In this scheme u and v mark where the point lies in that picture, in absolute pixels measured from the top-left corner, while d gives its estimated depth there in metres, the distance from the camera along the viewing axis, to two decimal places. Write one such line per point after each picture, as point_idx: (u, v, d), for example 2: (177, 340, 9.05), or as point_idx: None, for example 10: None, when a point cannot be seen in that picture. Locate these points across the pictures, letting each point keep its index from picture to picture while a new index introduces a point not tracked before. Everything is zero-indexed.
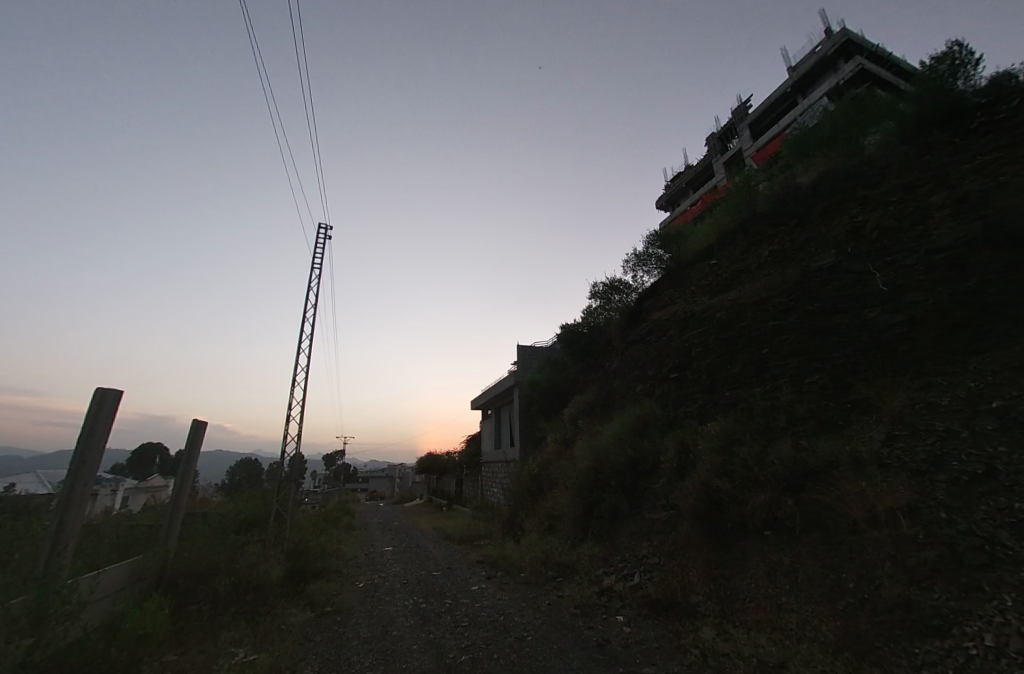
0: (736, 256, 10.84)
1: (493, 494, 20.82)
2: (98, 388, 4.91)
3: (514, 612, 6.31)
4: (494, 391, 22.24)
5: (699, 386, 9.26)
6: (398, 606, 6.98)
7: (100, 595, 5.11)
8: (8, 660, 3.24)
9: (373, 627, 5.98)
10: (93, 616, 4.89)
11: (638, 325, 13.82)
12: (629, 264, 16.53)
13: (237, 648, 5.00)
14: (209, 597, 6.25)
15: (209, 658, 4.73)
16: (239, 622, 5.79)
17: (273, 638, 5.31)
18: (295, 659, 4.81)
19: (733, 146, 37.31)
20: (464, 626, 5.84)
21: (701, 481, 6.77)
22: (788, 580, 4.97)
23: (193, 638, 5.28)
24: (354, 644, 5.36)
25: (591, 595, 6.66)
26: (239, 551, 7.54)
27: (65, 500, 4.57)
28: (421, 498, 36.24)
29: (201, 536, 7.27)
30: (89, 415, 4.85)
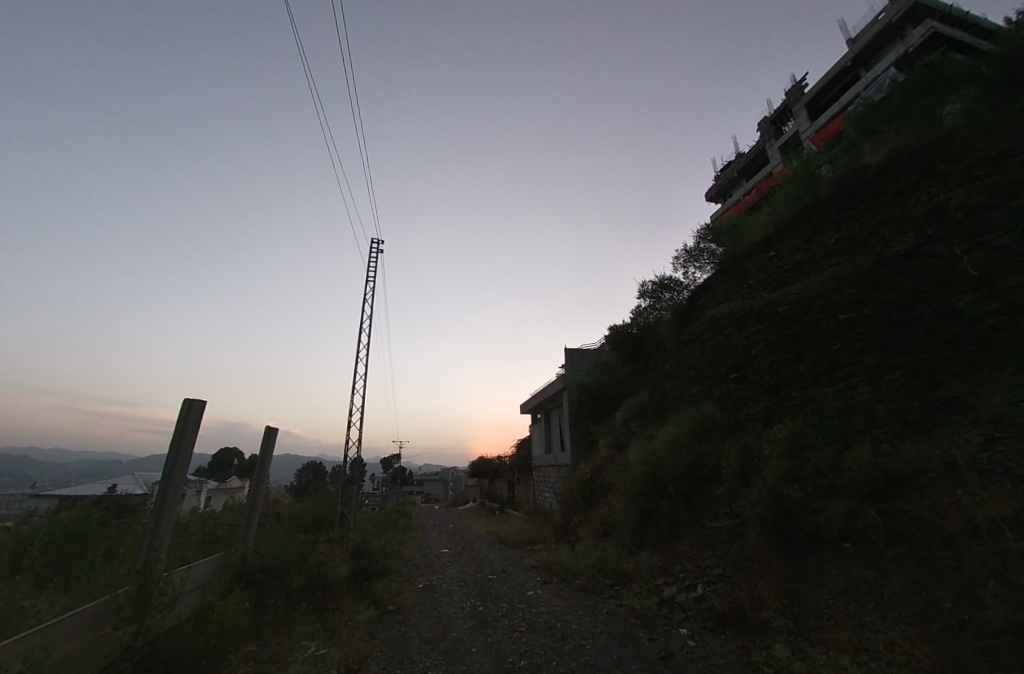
0: (798, 246, 10.15)
1: (545, 498, 20.75)
2: (186, 398, 5.44)
3: (571, 619, 6.25)
4: (543, 395, 22.23)
5: (762, 386, 8.74)
6: (457, 608, 7.14)
7: (191, 587, 5.63)
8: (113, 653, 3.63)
9: (434, 627, 6.15)
10: (186, 606, 5.40)
11: (691, 323, 13.28)
12: (680, 260, 15.95)
13: (310, 642, 5.31)
14: (284, 592, 6.70)
15: (286, 650, 5.06)
16: (311, 617, 6.15)
17: (342, 634, 5.59)
18: (362, 655, 5.04)
19: (788, 129, 35.02)
20: (522, 630, 5.87)
21: (767, 487, 6.37)
22: (873, 597, 4.55)
23: (271, 630, 5.67)
24: (416, 643, 5.53)
25: (651, 606, 6.45)
26: (309, 549, 8.03)
27: (160, 500, 5.09)
28: (474, 501, 36.94)
29: (275, 535, 7.81)
30: (179, 423, 5.39)
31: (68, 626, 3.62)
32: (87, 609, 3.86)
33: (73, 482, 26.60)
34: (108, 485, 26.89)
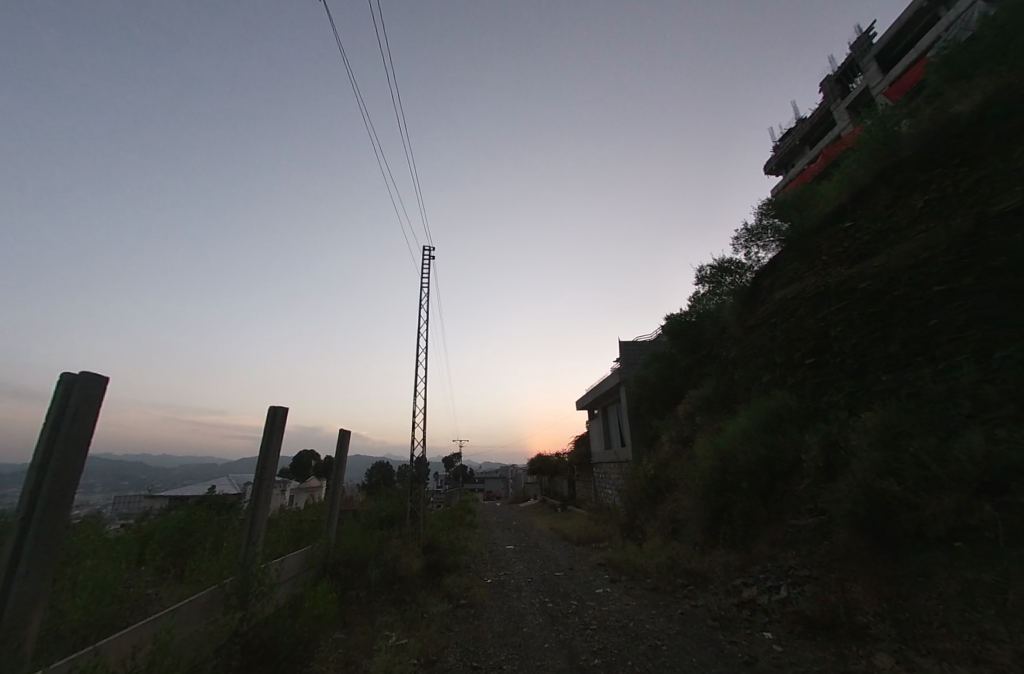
0: (878, 214, 9.18)
1: (607, 495, 20.40)
2: (272, 405, 5.93)
3: (645, 619, 6.11)
4: (599, 390, 21.85)
5: (845, 371, 8.00)
6: (526, 603, 7.23)
7: (285, 578, 6.15)
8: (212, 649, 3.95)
9: (505, 622, 6.26)
10: (282, 595, 5.92)
11: (758, 307, 12.44)
12: (741, 241, 14.98)
13: (391, 632, 5.61)
14: (365, 584, 7.13)
15: (370, 638, 5.39)
16: (391, 608, 6.50)
17: (419, 626, 5.85)
18: (440, 647, 5.24)
19: (856, 86, 31.78)
20: (594, 628, 5.82)
21: (857, 481, 5.83)
22: (993, 603, 4.03)
23: (356, 619, 6.06)
24: (489, 637, 5.67)
25: (730, 608, 6.14)
26: (384, 545, 8.47)
27: (253, 499, 5.59)
28: (535, 498, 37.11)
29: (353, 530, 8.33)
30: (267, 428, 5.89)
31: (187, 611, 4.07)
32: (201, 597, 4.32)
33: (181, 483, 30.05)
34: (209, 486, 30.12)
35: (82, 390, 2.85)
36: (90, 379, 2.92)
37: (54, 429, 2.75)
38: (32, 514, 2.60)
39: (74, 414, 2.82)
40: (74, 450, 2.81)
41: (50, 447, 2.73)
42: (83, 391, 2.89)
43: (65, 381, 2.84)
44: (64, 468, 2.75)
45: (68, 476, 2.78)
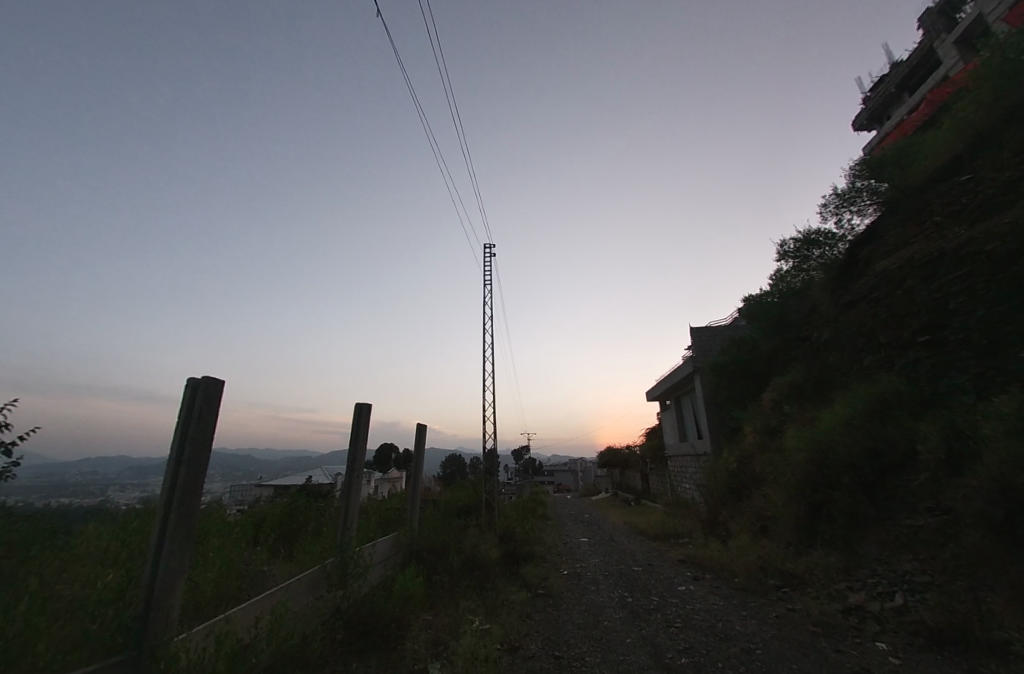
0: (1006, 161, 7.78)
1: (685, 489, 19.48)
2: (358, 402, 6.41)
3: (734, 620, 5.78)
4: (672, 379, 20.87)
5: (970, 349, 6.91)
6: (605, 596, 7.16)
7: (377, 561, 6.64)
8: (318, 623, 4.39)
9: (585, 614, 6.25)
10: (375, 577, 6.40)
11: (855, 282, 11.12)
12: (829, 208, 13.47)
13: (474, 616, 5.85)
14: (447, 570, 7.49)
15: (455, 621, 5.65)
16: (472, 594, 6.76)
17: (501, 613, 6.02)
18: (522, 634, 5.35)
19: (966, 15, 27.13)
20: (678, 626, 5.61)
21: (990, 476, 5.03)
22: None
23: (441, 602, 6.38)
24: (570, 628, 5.68)
25: (834, 614, 5.60)
26: (463, 534, 8.81)
27: (346, 487, 6.09)
28: (607, 491, 36.47)
29: (434, 519, 8.76)
30: (354, 423, 6.37)
31: (298, 587, 4.53)
32: (309, 575, 4.80)
33: (282, 475, 33.57)
34: (306, 477, 33.42)
35: (204, 392, 3.26)
36: (211, 382, 3.33)
37: (186, 426, 3.18)
38: (173, 498, 3.04)
39: (200, 413, 3.23)
40: (202, 444, 3.24)
41: (183, 443, 3.16)
42: (205, 393, 3.31)
43: (191, 384, 3.27)
44: (195, 461, 3.17)
45: (198, 468, 3.20)
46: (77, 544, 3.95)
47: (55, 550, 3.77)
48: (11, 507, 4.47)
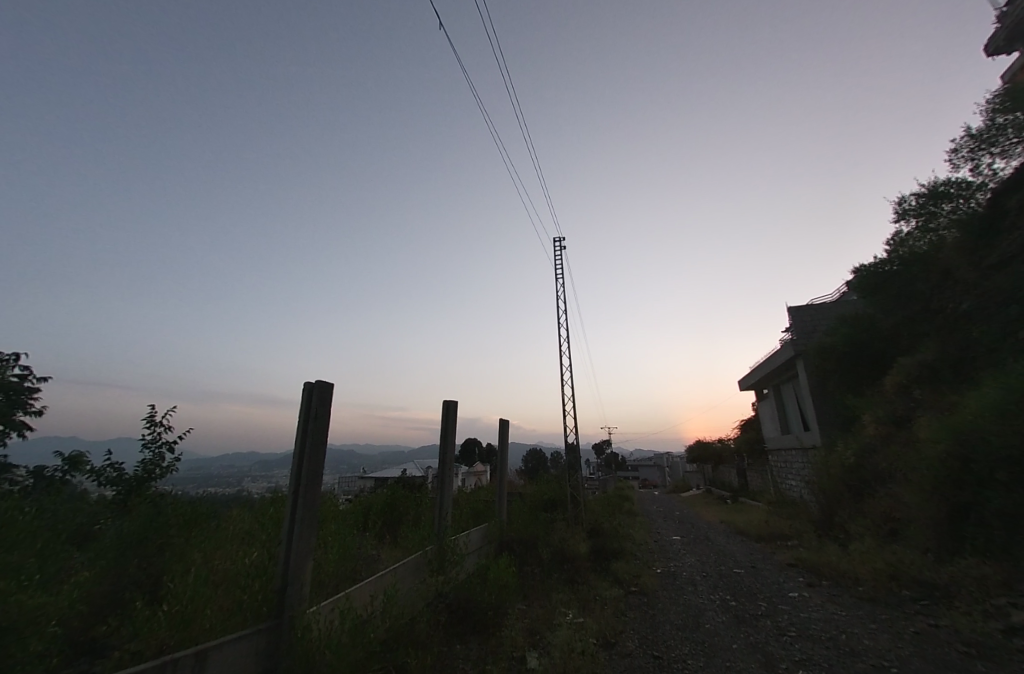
0: None
1: (790, 486, 17.74)
2: (445, 398, 6.75)
3: (860, 633, 5.16)
4: (767, 366, 19.08)
5: None
6: (704, 598, 6.80)
7: (471, 551, 6.96)
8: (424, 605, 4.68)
9: (683, 615, 5.99)
10: (470, 564, 6.72)
11: (1002, 239, 9.26)
12: (960, 154, 11.35)
13: (568, 609, 5.88)
14: (537, 562, 7.63)
15: (549, 612, 5.73)
16: (563, 587, 6.82)
17: (594, 607, 5.99)
18: (617, 631, 5.27)
19: None
20: (792, 635, 5.16)
21: None
22: None
23: (534, 593, 6.52)
24: (668, 628, 5.48)
25: (992, 634, 4.77)
26: (551, 527, 8.89)
27: (440, 479, 6.46)
28: (698, 487, 34.47)
29: (521, 511, 8.96)
30: (444, 419, 6.71)
31: (405, 571, 4.91)
32: (414, 561, 5.18)
33: (380, 467, 36.56)
34: (400, 471, 36.06)
35: (318, 394, 3.65)
36: (322, 385, 3.71)
37: (306, 424, 3.58)
38: (298, 489, 3.44)
39: (315, 412, 3.62)
40: (319, 441, 3.62)
41: (304, 440, 3.57)
42: (319, 395, 3.70)
43: (306, 387, 3.68)
44: (315, 455, 3.55)
45: (317, 462, 3.58)
46: (226, 527, 4.66)
47: (209, 531, 4.47)
48: (175, 493, 5.42)
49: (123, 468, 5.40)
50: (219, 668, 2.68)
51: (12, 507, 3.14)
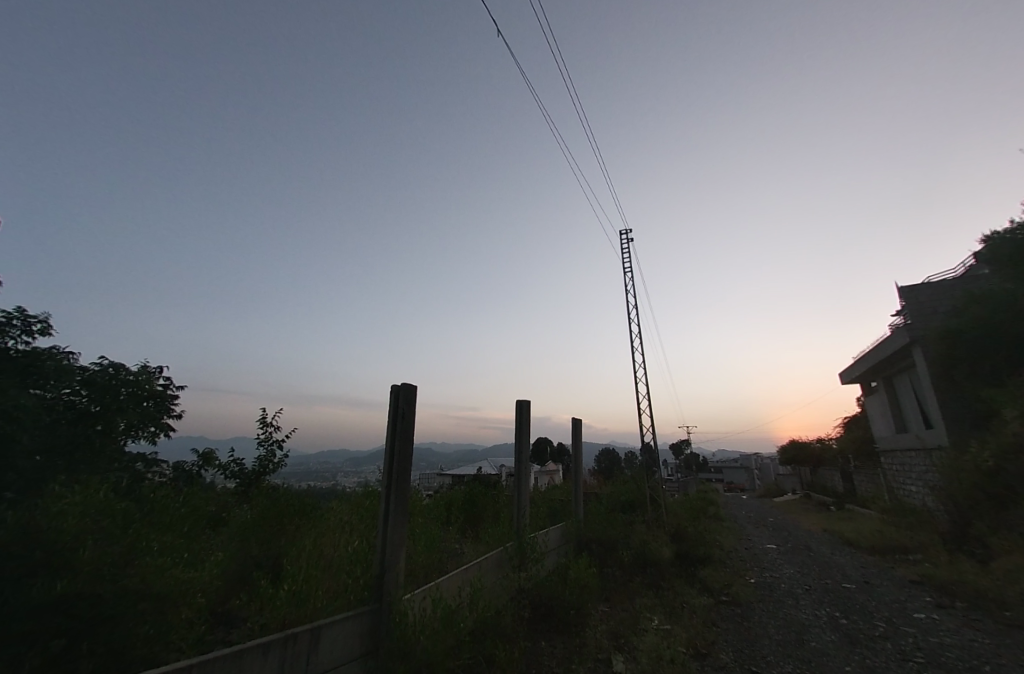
0: None
1: (910, 493, 15.55)
2: (518, 398, 6.84)
3: (1010, 665, 4.41)
4: (875, 356, 16.91)
5: None
6: (808, 613, 6.21)
7: (550, 550, 7.00)
8: (505, 601, 4.83)
9: (783, 629, 5.53)
10: (550, 563, 6.77)
11: None
12: None
13: (653, 615, 5.68)
14: (619, 564, 7.47)
15: (634, 617, 5.57)
16: (647, 591, 6.60)
17: (682, 615, 5.73)
18: (709, 641, 4.99)
19: None
20: (918, 662, 4.54)
21: None
22: None
23: (616, 595, 6.38)
24: (766, 643, 5.09)
25: None
26: (631, 529, 8.65)
27: (516, 477, 6.56)
28: (794, 492, 31.48)
29: (599, 512, 8.82)
30: (518, 419, 6.82)
31: (488, 567, 5.06)
32: (497, 558, 5.32)
33: (456, 465, 37.98)
34: (475, 468, 37.18)
35: (404, 396, 3.89)
36: (407, 387, 3.95)
37: (395, 424, 3.85)
38: (390, 484, 3.69)
39: (403, 413, 3.87)
40: (407, 440, 3.86)
41: (394, 439, 3.82)
42: (405, 397, 3.94)
43: (394, 390, 3.94)
44: (404, 454, 3.78)
45: (406, 462, 3.80)
46: (329, 517, 5.14)
47: (315, 521, 4.97)
48: (284, 485, 6.10)
49: (243, 463, 6.17)
50: (330, 643, 2.98)
51: (164, 496, 3.74)
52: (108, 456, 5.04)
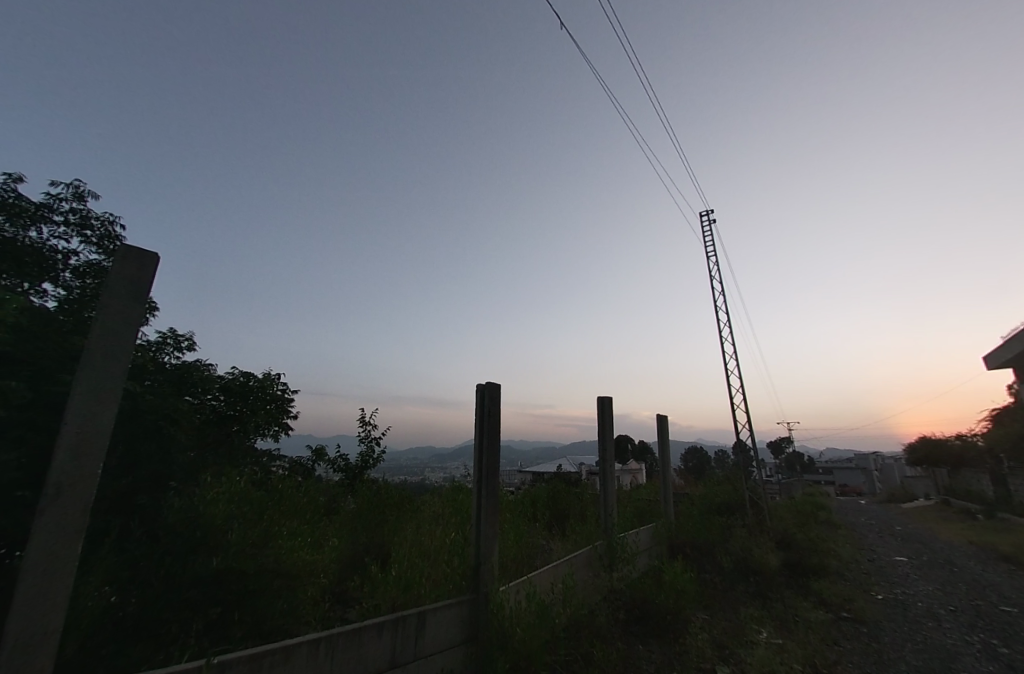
0: None
1: None
2: (600, 395, 6.72)
3: None
4: None
5: None
6: (955, 638, 5.34)
7: (641, 551, 6.80)
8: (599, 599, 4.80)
9: (924, 655, 4.80)
10: (642, 565, 6.58)
11: None
12: None
13: (761, 627, 5.26)
14: (718, 570, 7.02)
15: (739, 627, 5.21)
16: (753, 601, 6.13)
17: (795, 629, 5.23)
18: (829, 660, 4.50)
19: None
20: None
21: None
22: None
23: (717, 603, 6.00)
24: (901, 668, 4.47)
25: None
26: (728, 533, 8.09)
27: (602, 476, 6.46)
28: (928, 497, 27.18)
29: (692, 514, 8.37)
30: (602, 418, 6.70)
31: (579, 564, 5.06)
32: (586, 556, 5.31)
33: (538, 462, 38.50)
34: (556, 465, 37.37)
35: (489, 395, 4.01)
36: (492, 386, 4.08)
37: (482, 421, 3.99)
38: (480, 479, 3.83)
39: (489, 411, 4.00)
40: (495, 436, 3.98)
41: (481, 436, 3.96)
42: (490, 396, 4.06)
43: (479, 388, 4.08)
44: (491, 450, 3.90)
45: (494, 459, 3.91)
46: (425, 509, 5.49)
47: (414, 512, 5.34)
48: (383, 479, 6.65)
49: (348, 458, 6.87)
50: (434, 628, 3.17)
51: (289, 486, 4.27)
52: (242, 452, 5.86)
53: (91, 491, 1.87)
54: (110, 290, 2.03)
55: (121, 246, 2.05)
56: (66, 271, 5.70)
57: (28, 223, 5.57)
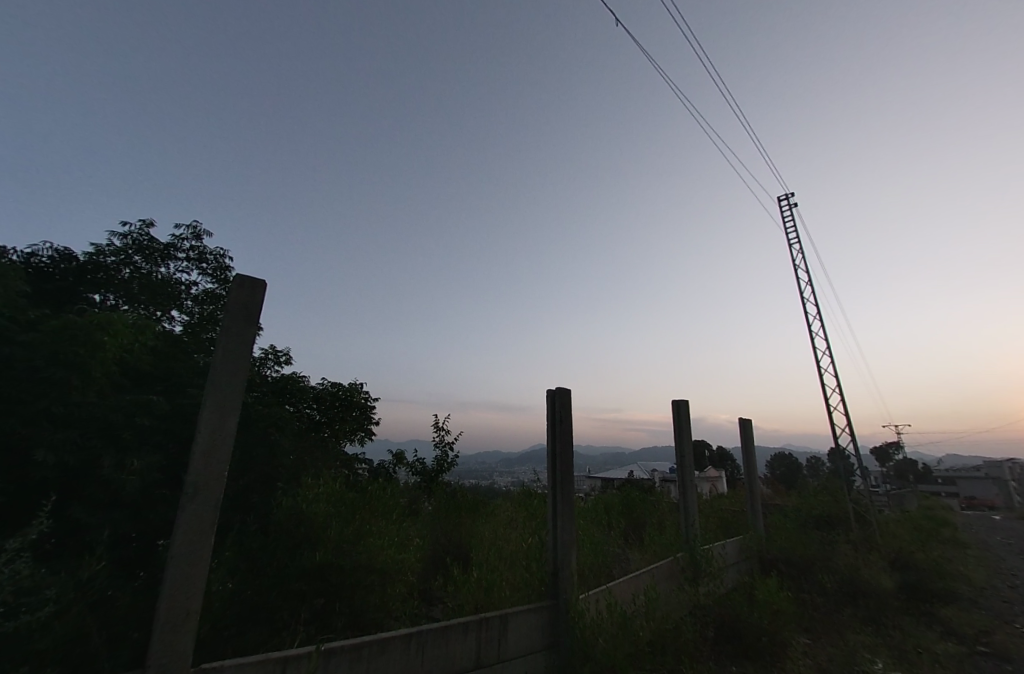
0: None
1: None
2: (675, 398, 6.45)
3: None
4: None
5: None
6: None
7: (728, 565, 6.38)
8: (683, 614, 4.57)
9: None
10: (729, 580, 6.17)
11: None
12: None
13: (874, 657, 4.70)
14: (819, 590, 6.39)
15: (847, 654, 4.69)
16: (863, 627, 5.49)
17: (918, 662, 4.60)
18: None
19: None
20: None
21: None
22: None
23: (818, 626, 5.46)
24: None
25: None
26: (829, 548, 7.32)
27: (681, 484, 6.17)
28: None
29: (785, 526, 7.69)
30: (678, 422, 6.41)
31: (659, 575, 4.88)
32: (667, 567, 5.11)
33: (609, 468, 37.59)
34: (629, 472, 36.17)
35: (560, 400, 4.02)
36: (563, 391, 4.09)
37: (554, 427, 4.00)
38: (555, 485, 3.84)
39: (560, 417, 4.02)
40: (567, 441, 3.97)
41: (554, 441, 3.97)
42: (560, 402, 4.06)
43: (550, 395, 4.10)
44: (564, 456, 3.90)
45: (567, 465, 3.90)
46: (501, 513, 5.61)
47: (490, 516, 5.47)
48: (458, 482, 6.89)
49: (425, 461, 7.20)
50: (516, 632, 3.21)
51: (376, 487, 4.57)
52: (334, 455, 6.38)
53: (219, 489, 2.15)
54: (229, 313, 2.34)
55: (236, 276, 2.36)
56: (188, 299, 6.63)
57: (159, 260, 6.58)
